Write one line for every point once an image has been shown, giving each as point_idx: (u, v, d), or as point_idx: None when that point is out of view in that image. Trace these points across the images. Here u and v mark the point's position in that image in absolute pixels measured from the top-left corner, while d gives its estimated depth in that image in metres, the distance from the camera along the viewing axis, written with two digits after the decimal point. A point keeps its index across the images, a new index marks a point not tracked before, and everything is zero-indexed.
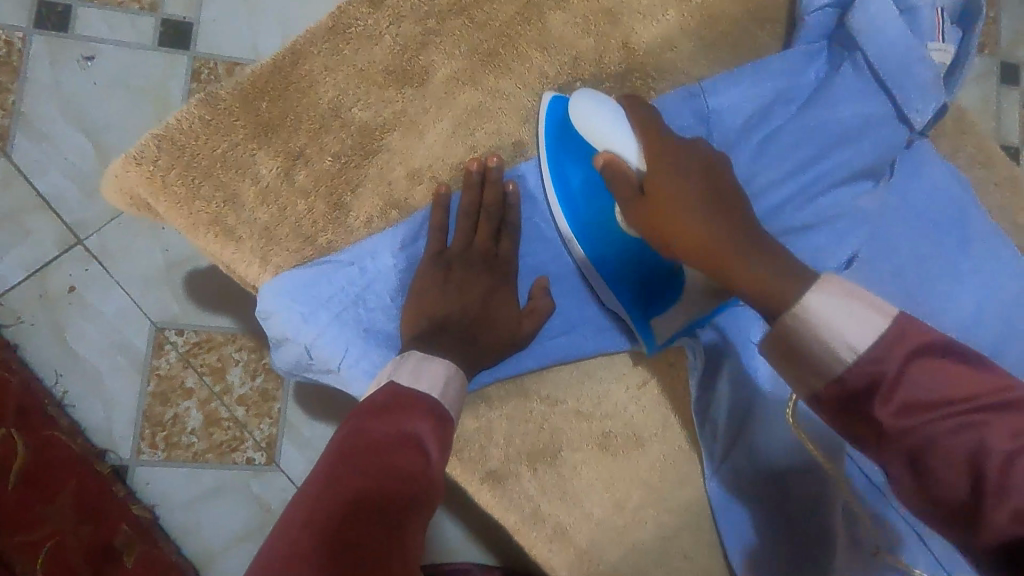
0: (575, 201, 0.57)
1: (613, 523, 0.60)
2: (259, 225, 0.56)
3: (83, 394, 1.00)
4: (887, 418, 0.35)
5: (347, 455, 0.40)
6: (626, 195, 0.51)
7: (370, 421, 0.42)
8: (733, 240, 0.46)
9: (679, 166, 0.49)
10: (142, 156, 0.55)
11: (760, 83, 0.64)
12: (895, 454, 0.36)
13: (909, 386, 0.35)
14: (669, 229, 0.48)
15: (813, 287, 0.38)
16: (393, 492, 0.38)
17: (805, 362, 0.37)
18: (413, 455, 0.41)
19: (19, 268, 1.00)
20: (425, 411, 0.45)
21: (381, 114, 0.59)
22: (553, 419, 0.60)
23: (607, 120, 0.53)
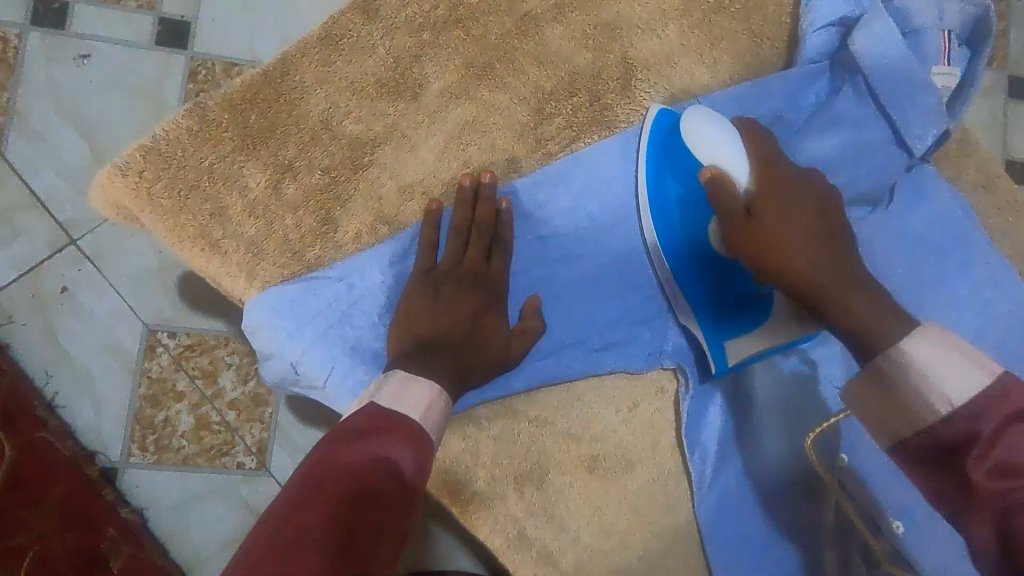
0: (665, 200, 0.57)
1: (600, 547, 0.59)
2: (246, 239, 0.55)
3: (73, 394, 1.00)
4: (981, 478, 0.35)
5: (322, 478, 0.38)
6: (732, 214, 0.50)
7: (348, 442, 0.41)
8: (835, 283, 0.47)
9: (789, 202, 0.51)
10: (128, 167, 0.54)
11: (758, 104, 0.62)
12: (982, 515, 0.36)
13: (1003, 449, 0.35)
14: (775, 254, 0.48)
15: (916, 335, 0.40)
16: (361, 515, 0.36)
17: (891, 406, 0.40)
18: (391, 479, 0.39)
19: (11, 267, 1.00)
20: (403, 430, 0.43)
21: (372, 128, 0.58)
22: (541, 441, 0.59)
23: (713, 133, 0.53)
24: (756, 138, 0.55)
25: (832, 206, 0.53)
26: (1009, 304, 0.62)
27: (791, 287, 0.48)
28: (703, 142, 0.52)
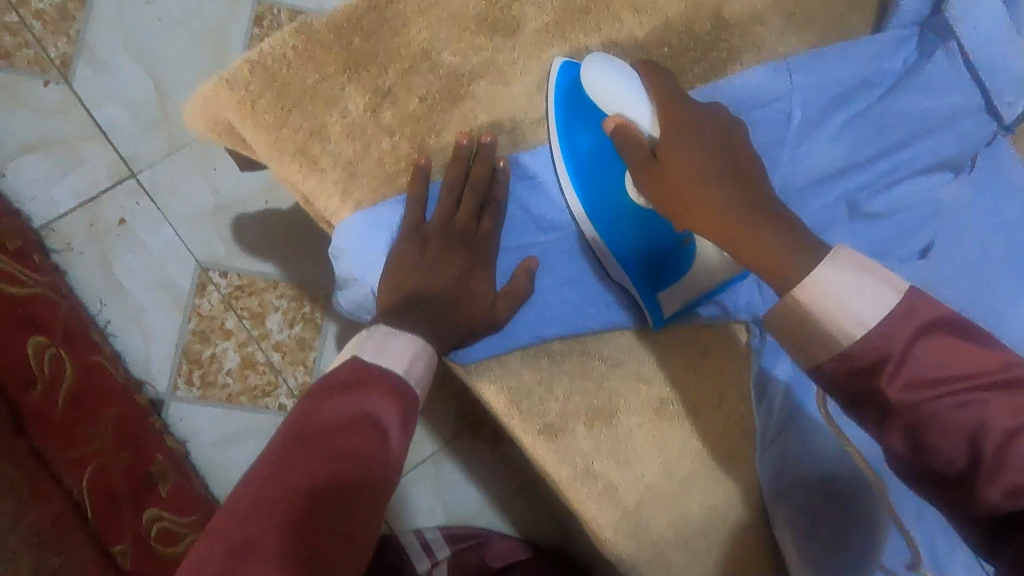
0: (579, 159, 0.56)
1: (661, 487, 0.60)
2: (343, 159, 0.57)
3: (125, 325, 1.01)
4: (894, 393, 0.39)
5: (300, 437, 0.42)
6: (637, 161, 0.50)
7: (326, 399, 0.45)
8: (742, 210, 0.46)
9: (692, 133, 0.50)
10: (235, 80, 0.56)
11: (848, 66, 0.63)
12: (897, 426, 0.40)
13: (911, 364, 0.39)
14: (682, 199, 0.48)
15: (829, 260, 0.42)
16: (336, 472, 0.40)
17: (800, 336, 0.42)
18: (367, 433, 0.43)
19: (71, 195, 1.01)
20: (382, 386, 0.47)
21: (469, 61, 0.59)
22: (613, 379, 0.60)
23: (613, 79, 0.52)
24: (656, 74, 0.54)
25: (738, 130, 0.52)
26: None
27: (705, 229, 0.47)
28: (599, 86, 0.52)
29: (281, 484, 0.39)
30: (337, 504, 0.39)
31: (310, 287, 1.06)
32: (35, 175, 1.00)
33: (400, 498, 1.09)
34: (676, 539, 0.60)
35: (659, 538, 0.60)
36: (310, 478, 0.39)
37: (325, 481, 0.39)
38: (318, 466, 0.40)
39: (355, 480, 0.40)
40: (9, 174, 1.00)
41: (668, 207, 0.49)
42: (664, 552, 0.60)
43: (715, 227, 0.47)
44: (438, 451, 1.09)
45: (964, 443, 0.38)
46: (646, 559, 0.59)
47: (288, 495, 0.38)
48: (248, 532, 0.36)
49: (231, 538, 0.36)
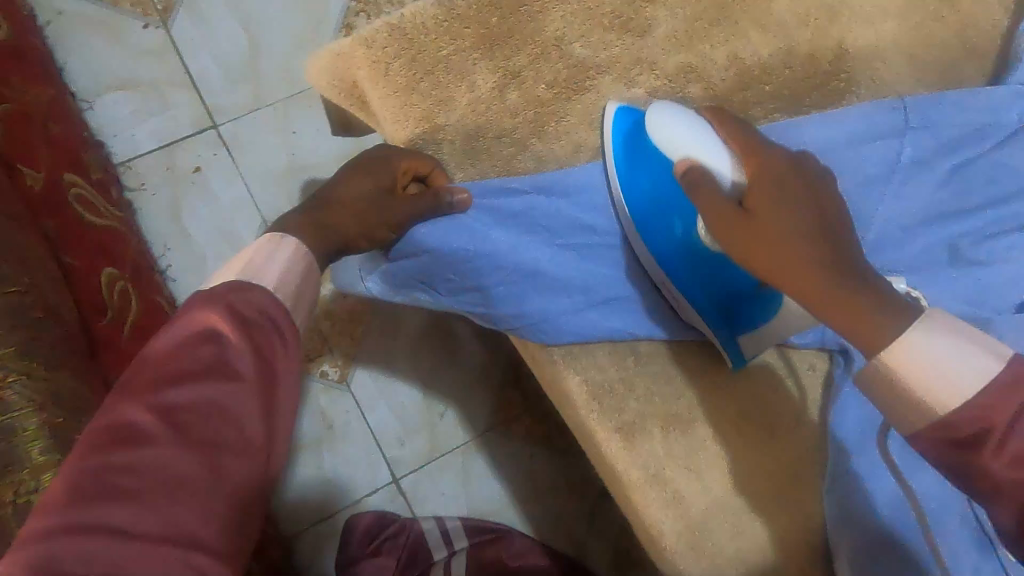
0: (639, 206, 0.55)
1: (729, 503, 0.60)
2: (465, 131, 0.57)
3: (185, 271, 1.02)
4: (999, 470, 0.37)
5: (145, 370, 0.39)
6: (722, 210, 0.47)
7: (168, 334, 0.40)
8: (827, 270, 0.43)
9: (782, 187, 0.47)
10: (373, 41, 0.57)
11: (963, 113, 0.63)
12: (1005, 503, 0.37)
13: (1020, 440, 0.36)
14: (757, 253, 0.45)
15: (922, 324, 0.39)
16: (184, 406, 0.38)
17: (897, 401, 0.40)
18: (206, 355, 0.39)
19: (152, 137, 1.02)
20: (227, 300, 0.41)
21: (598, 55, 0.60)
22: (693, 387, 0.61)
23: (681, 127, 0.51)
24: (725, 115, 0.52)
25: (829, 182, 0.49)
26: None
27: (790, 285, 0.44)
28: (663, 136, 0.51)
29: (107, 444, 0.36)
30: (192, 442, 0.37)
31: None
32: (121, 113, 1.02)
33: (425, 485, 1.08)
34: (739, 560, 0.59)
35: (720, 555, 0.59)
36: (153, 415, 0.37)
37: (160, 429, 0.37)
38: (148, 409, 0.37)
39: (207, 409, 0.38)
40: (97, 108, 1.01)
41: (751, 264, 0.46)
42: (724, 570, 0.59)
43: (798, 288, 0.44)
44: (468, 442, 1.09)
45: None
46: (704, 574, 0.58)
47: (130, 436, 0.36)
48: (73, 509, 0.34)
49: (68, 482, 0.35)
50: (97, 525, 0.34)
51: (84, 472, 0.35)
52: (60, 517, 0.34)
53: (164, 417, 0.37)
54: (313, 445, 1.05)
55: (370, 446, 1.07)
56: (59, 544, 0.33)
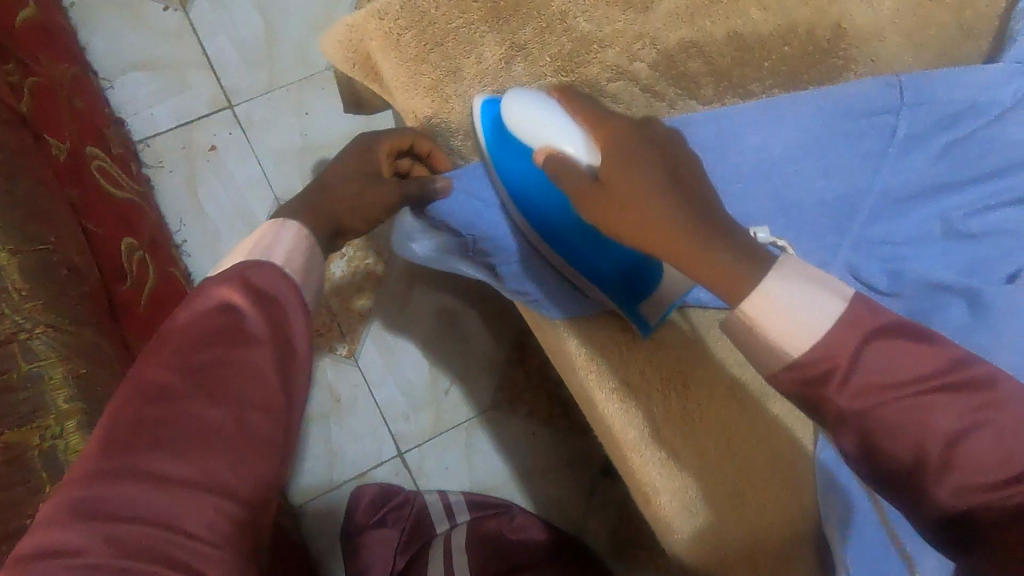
0: (512, 181, 0.57)
1: (722, 464, 0.62)
2: (472, 103, 0.60)
3: (199, 247, 1.05)
4: (845, 402, 0.37)
5: (168, 336, 0.41)
6: (580, 186, 0.47)
7: (190, 303, 0.42)
8: (681, 231, 0.42)
9: (636, 153, 0.46)
10: (385, 12, 0.59)
11: (955, 90, 0.63)
12: (847, 429, 0.38)
13: (863, 372, 0.37)
14: (605, 215, 0.46)
15: (774, 273, 0.39)
16: (204, 366, 0.40)
17: (759, 357, 0.40)
18: (222, 320, 0.41)
19: (170, 117, 1.06)
20: (238, 272, 0.43)
21: (602, 30, 0.62)
22: (688, 351, 0.63)
23: (539, 112, 0.53)
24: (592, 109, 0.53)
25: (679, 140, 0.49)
26: None
27: (647, 245, 0.44)
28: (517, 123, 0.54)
29: (140, 401, 0.38)
30: (214, 398, 0.39)
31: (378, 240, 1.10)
32: (141, 93, 1.05)
33: (429, 460, 1.10)
34: (731, 520, 0.61)
35: (713, 514, 0.61)
36: (178, 375, 0.39)
37: (184, 387, 0.39)
38: (172, 371, 0.39)
39: (224, 368, 0.40)
40: (118, 88, 1.05)
41: (610, 230, 0.46)
42: (718, 530, 0.60)
43: (657, 247, 0.43)
44: (472, 418, 1.12)
45: (912, 445, 0.36)
46: (698, 532, 0.60)
47: (157, 393, 0.38)
48: (109, 459, 0.36)
49: (105, 438, 0.37)
50: (135, 478, 0.36)
51: (118, 425, 0.37)
52: (100, 469, 0.36)
53: (189, 375, 0.39)
54: (321, 418, 1.07)
55: (376, 421, 1.09)
56: (104, 494, 0.35)
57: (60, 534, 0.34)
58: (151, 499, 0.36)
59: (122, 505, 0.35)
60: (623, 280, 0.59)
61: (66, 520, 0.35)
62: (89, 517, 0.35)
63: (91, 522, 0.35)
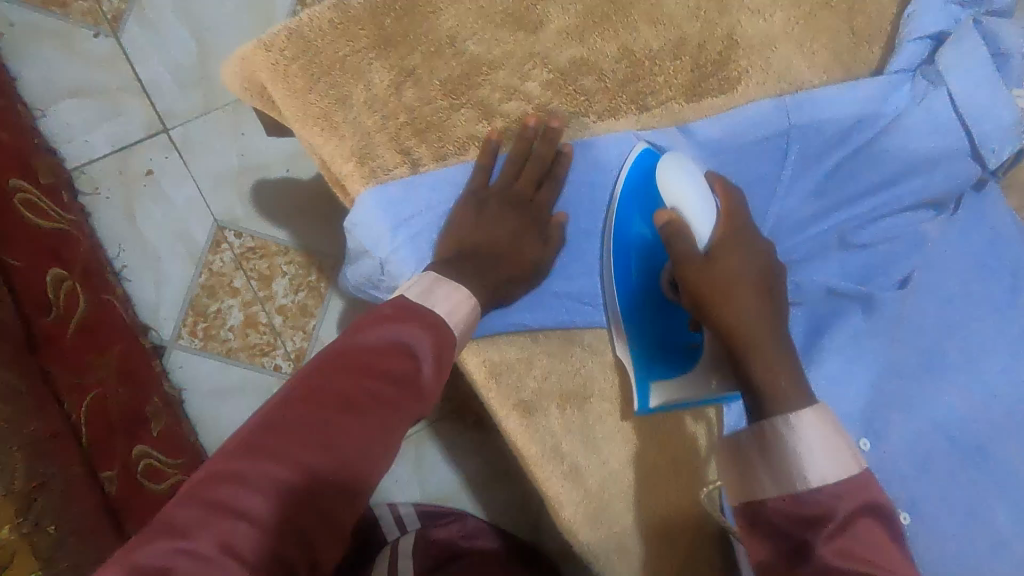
0: (622, 240, 0.60)
1: (626, 474, 0.63)
2: (362, 128, 0.60)
3: (140, 271, 1.06)
4: (824, 550, 0.42)
5: (348, 356, 0.45)
6: (687, 256, 0.56)
7: (386, 326, 0.47)
8: (767, 337, 0.53)
9: (741, 248, 0.56)
10: (272, 44, 0.60)
11: (842, 105, 0.64)
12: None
13: (847, 536, 0.43)
14: (710, 305, 0.54)
15: (811, 409, 0.48)
16: (376, 398, 0.43)
17: (773, 470, 0.47)
18: (417, 371, 0.46)
19: (105, 142, 1.06)
20: (433, 324, 0.48)
21: (491, 51, 0.63)
22: (590, 366, 0.63)
23: (683, 185, 0.58)
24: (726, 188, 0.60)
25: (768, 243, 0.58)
26: None
27: (728, 333, 0.53)
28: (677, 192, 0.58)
29: (316, 411, 0.42)
30: (377, 436, 0.43)
31: (319, 258, 1.10)
32: (75, 120, 1.06)
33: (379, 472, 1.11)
34: (634, 527, 0.62)
35: (616, 523, 0.62)
36: (355, 399, 0.43)
37: (354, 413, 0.42)
38: (349, 393, 0.43)
39: (389, 406, 0.44)
40: (51, 116, 1.05)
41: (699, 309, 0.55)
42: (620, 538, 0.62)
43: (738, 337, 0.53)
44: (421, 430, 1.13)
45: None
46: (602, 541, 0.62)
47: (333, 409, 0.42)
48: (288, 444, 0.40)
49: (272, 434, 0.40)
50: (281, 484, 0.39)
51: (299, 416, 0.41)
52: (264, 465, 0.39)
53: (361, 402, 0.43)
54: None
55: None
56: (263, 491, 0.38)
57: (227, 495, 0.38)
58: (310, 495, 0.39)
59: (290, 492, 0.39)
60: (665, 352, 0.62)
61: (231, 482, 0.38)
62: (255, 488, 0.38)
63: (254, 494, 0.38)
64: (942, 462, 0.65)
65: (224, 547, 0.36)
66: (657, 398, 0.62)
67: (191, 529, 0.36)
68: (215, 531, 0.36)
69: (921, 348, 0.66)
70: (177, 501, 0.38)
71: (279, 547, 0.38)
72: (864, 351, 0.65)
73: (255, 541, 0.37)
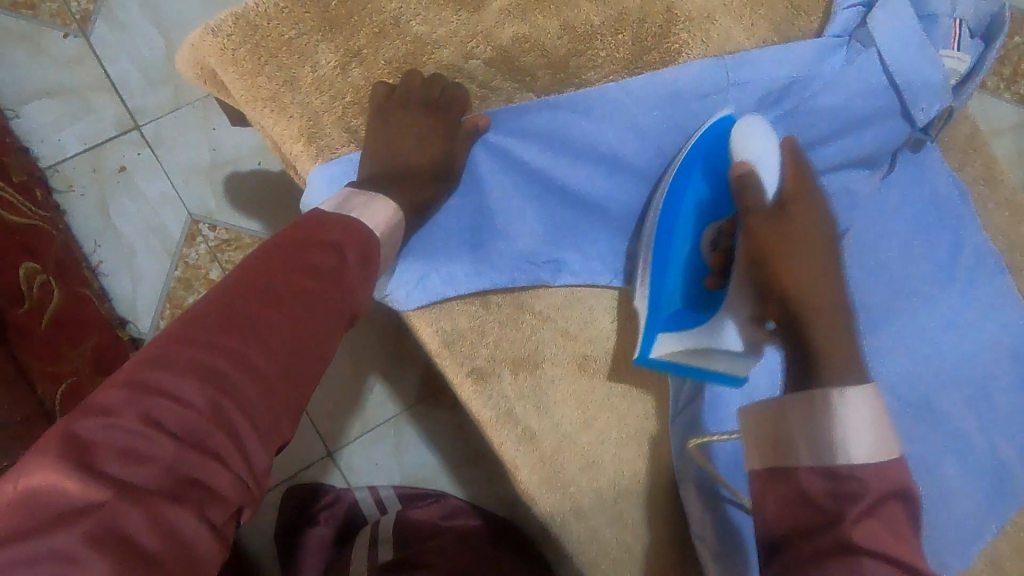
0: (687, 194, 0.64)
1: (578, 436, 0.65)
2: (310, 108, 0.62)
3: (116, 266, 1.08)
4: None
5: (271, 254, 0.49)
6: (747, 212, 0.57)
7: (303, 229, 0.51)
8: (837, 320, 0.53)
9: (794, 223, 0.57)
10: (218, 29, 0.61)
11: (782, 66, 0.65)
12: None
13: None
14: (774, 262, 0.56)
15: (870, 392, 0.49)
16: (294, 291, 0.48)
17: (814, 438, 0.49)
18: (334, 262, 0.50)
19: (78, 140, 1.08)
20: (355, 228, 0.52)
21: (435, 30, 0.64)
22: (540, 333, 0.65)
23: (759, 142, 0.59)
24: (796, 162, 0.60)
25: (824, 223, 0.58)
26: (994, 289, 0.72)
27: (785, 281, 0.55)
28: (754, 151, 0.59)
29: (236, 306, 0.46)
30: (294, 325, 0.47)
31: None
32: (48, 119, 1.07)
33: (359, 456, 1.13)
34: (588, 487, 0.64)
35: (570, 484, 0.64)
36: (274, 291, 0.47)
37: (272, 304, 0.47)
38: (269, 286, 0.48)
39: (309, 298, 0.48)
40: (24, 116, 1.07)
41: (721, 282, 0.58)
42: (574, 498, 0.64)
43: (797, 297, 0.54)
44: (399, 414, 1.15)
45: None
46: (556, 502, 0.63)
47: (251, 301, 0.47)
48: (205, 331, 0.45)
49: (194, 325, 0.45)
50: (199, 369, 0.43)
51: (217, 308, 0.46)
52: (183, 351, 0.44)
53: (280, 295, 0.47)
54: None
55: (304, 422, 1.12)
56: (180, 372, 0.43)
57: (146, 375, 0.42)
58: (226, 370, 0.44)
59: (208, 369, 0.43)
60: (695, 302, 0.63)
61: (152, 366, 0.43)
62: (180, 362, 0.43)
63: (171, 375, 0.43)
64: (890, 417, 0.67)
65: (146, 418, 0.41)
66: (664, 348, 0.61)
67: (113, 407, 0.41)
68: (135, 406, 0.41)
69: (868, 305, 0.69)
70: (105, 387, 0.43)
71: (203, 411, 0.42)
72: None
73: (176, 413, 0.42)
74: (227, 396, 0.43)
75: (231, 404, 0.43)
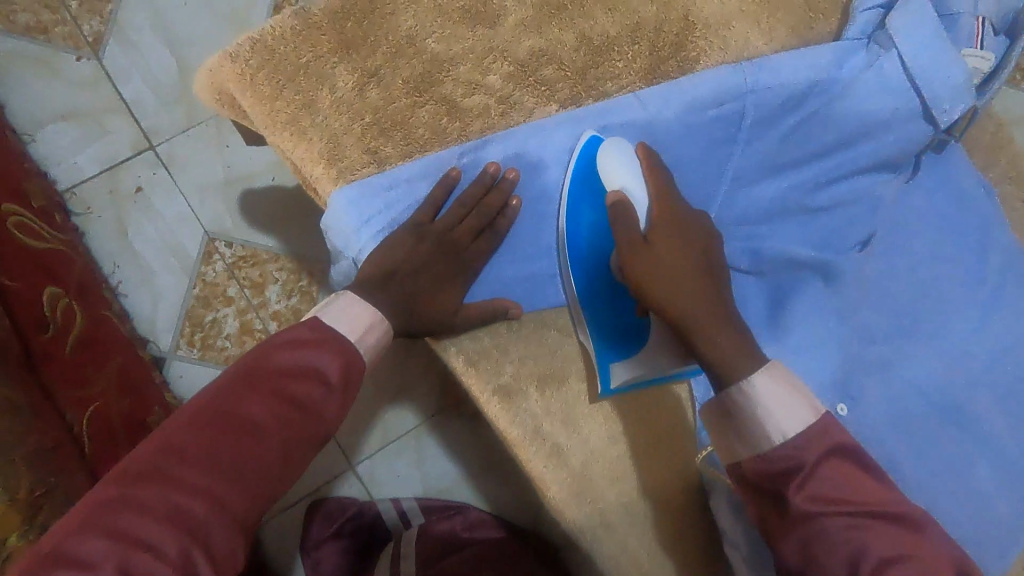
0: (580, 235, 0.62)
1: (606, 451, 0.65)
2: (329, 130, 0.62)
3: (136, 286, 1.09)
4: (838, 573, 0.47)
5: (256, 377, 0.51)
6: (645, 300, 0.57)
7: (287, 349, 0.53)
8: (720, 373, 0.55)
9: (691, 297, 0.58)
10: (237, 55, 0.62)
11: (799, 69, 0.65)
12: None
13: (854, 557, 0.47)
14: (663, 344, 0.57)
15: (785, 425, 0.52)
16: (277, 422, 0.50)
17: (742, 433, 0.52)
18: (314, 392, 0.52)
19: (94, 162, 1.09)
20: (338, 350, 0.54)
21: (452, 48, 0.64)
22: (566, 348, 0.65)
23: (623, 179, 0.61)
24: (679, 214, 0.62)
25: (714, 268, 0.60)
26: None
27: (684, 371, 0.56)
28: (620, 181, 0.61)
29: (219, 438, 0.48)
30: (272, 459, 0.50)
31: (309, 263, 1.12)
32: (64, 142, 1.08)
33: (380, 469, 1.13)
34: (618, 503, 0.64)
35: (600, 500, 0.64)
36: (258, 420, 0.50)
37: (256, 437, 0.49)
38: (252, 415, 0.50)
39: (288, 429, 0.51)
40: (40, 140, 1.08)
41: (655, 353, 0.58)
42: (604, 513, 0.63)
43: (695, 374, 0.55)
44: (420, 426, 1.15)
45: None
46: (588, 519, 0.63)
47: (233, 430, 0.49)
48: (183, 467, 0.46)
49: (177, 457, 0.47)
50: (180, 512, 0.45)
51: (194, 440, 0.48)
52: (164, 492, 0.45)
53: (261, 426, 0.50)
54: None
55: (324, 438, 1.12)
56: (159, 516, 0.44)
57: (122, 524, 0.43)
58: (204, 515, 0.45)
59: (185, 512, 0.45)
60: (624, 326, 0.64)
61: (130, 510, 0.44)
62: (159, 503, 0.44)
63: (151, 522, 0.44)
64: (921, 426, 0.67)
65: (122, 571, 0.42)
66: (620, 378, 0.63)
67: (92, 559, 0.42)
68: (115, 558, 0.42)
69: (893, 308, 0.69)
70: (79, 531, 0.43)
71: (177, 562, 0.43)
72: (830, 315, 0.67)
73: (152, 568, 0.42)
74: (202, 545, 0.44)
75: (204, 555, 0.44)
